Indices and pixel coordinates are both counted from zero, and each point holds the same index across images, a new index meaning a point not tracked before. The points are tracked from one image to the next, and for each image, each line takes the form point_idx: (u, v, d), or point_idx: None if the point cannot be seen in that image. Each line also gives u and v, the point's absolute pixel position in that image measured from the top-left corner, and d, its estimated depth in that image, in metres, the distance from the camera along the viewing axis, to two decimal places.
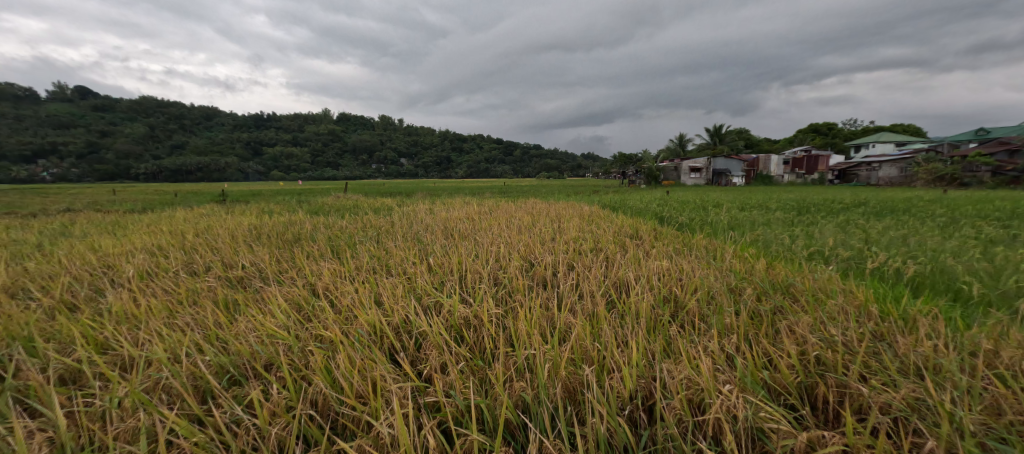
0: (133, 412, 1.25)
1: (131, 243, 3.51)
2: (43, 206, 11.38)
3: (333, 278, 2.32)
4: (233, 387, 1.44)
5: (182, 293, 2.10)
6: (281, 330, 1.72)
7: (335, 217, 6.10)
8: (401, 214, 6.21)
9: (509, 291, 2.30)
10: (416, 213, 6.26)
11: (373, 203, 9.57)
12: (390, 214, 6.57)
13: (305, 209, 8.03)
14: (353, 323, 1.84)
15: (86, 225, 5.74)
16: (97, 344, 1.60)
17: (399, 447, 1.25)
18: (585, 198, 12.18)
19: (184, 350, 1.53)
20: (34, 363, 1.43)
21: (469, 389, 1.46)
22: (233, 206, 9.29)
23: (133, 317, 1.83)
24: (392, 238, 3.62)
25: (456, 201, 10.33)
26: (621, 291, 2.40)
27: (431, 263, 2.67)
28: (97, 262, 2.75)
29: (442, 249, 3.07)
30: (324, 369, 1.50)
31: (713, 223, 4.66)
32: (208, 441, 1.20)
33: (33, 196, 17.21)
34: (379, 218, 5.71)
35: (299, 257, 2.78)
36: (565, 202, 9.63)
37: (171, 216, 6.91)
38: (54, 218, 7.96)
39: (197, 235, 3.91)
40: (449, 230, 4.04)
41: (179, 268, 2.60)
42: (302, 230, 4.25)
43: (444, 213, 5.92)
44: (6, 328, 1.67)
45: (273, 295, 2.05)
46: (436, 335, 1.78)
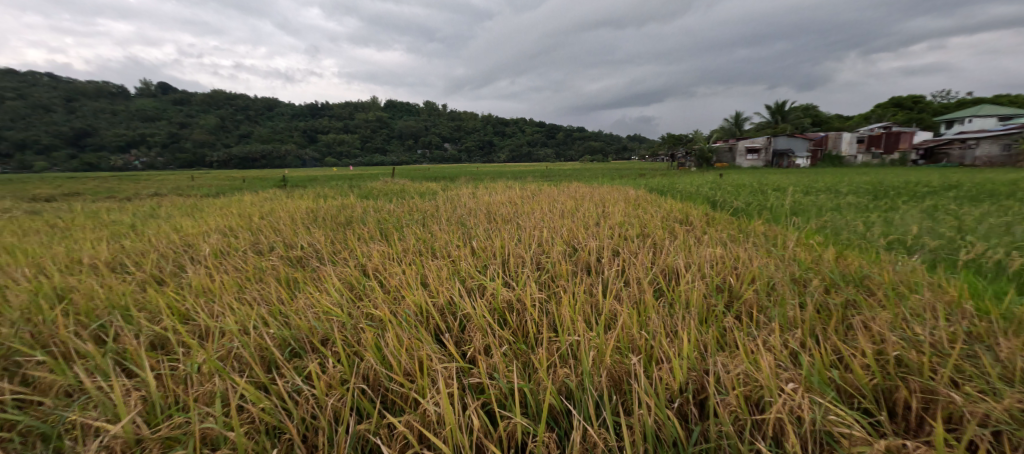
0: (210, 377, 1.40)
1: (206, 225, 3.85)
2: (137, 191, 12.84)
3: (382, 259, 2.39)
4: (294, 359, 1.56)
5: (248, 271, 2.26)
6: (336, 307, 1.81)
7: (383, 201, 6.34)
8: (446, 198, 6.37)
9: (552, 275, 2.25)
10: (460, 197, 6.40)
11: (418, 188, 9.84)
12: (435, 198, 6.71)
13: (357, 193, 8.44)
14: (401, 303, 1.89)
15: (170, 208, 6.43)
16: (180, 314, 1.78)
17: (445, 424, 1.33)
18: (630, 182, 11.75)
19: (251, 323, 1.67)
20: (130, 329, 1.63)
21: (512, 373, 1.50)
22: (291, 192, 9.83)
23: (209, 290, 2.02)
24: (437, 222, 3.71)
25: (500, 185, 10.40)
26: (670, 279, 2.28)
27: (475, 245, 2.70)
28: (180, 242, 3.06)
29: (485, 233, 3.07)
30: (374, 346, 1.59)
31: (773, 208, 4.30)
32: (273, 408, 1.34)
33: (130, 181, 19.84)
34: (424, 202, 5.83)
35: (351, 239, 2.92)
36: (608, 186, 9.30)
37: (238, 200, 7.53)
38: (145, 201, 9.03)
39: (262, 218, 4.22)
40: (492, 214, 4.06)
41: (247, 247, 2.83)
42: (353, 213, 4.46)
43: (488, 197, 5.99)
44: (108, 298, 1.90)
45: (328, 274, 2.15)
46: (479, 317, 1.81)
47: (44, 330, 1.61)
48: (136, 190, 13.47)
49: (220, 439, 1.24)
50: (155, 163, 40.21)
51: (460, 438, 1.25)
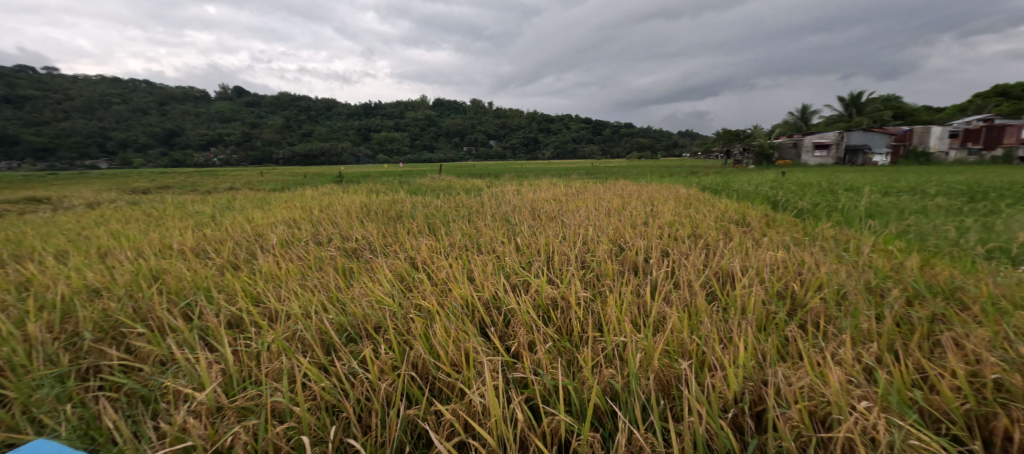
0: (278, 356, 1.53)
1: (274, 216, 4.19)
2: (215, 185, 14.28)
3: (430, 253, 2.47)
4: (350, 343, 1.66)
5: (309, 260, 2.43)
6: (388, 297, 1.89)
7: (431, 196, 6.55)
8: (490, 195, 6.45)
9: (597, 274, 2.21)
10: (504, 194, 6.45)
11: (463, 185, 10.05)
12: (480, 194, 6.82)
13: (406, 189, 8.79)
14: (448, 295, 1.94)
15: (243, 201, 7.08)
16: (252, 297, 1.96)
17: (490, 416, 1.35)
18: (679, 180, 11.22)
19: (313, 308, 1.80)
20: (211, 308, 1.81)
21: (557, 370, 1.49)
22: (346, 187, 10.45)
23: (276, 276, 2.19)
24: (483, 218, 3.77)
25: (544, 182, 10.34)
26: (724, 282, 2.15)
27: (520, 242, 2.71)
28: (252, 231, 3.35)
29: (529, 230, 3.08)
30: (423, 336, 1.65)
31: (845, 210, 3.92)
32: (332, 388, 1.44)
33: (208, 177, 22.10)
34: (470, 198, 5.95)
35: (401, 233, 3.05)
36: (656, 184, 8.95)
37: (300, 194, 8.12)
38: (222, 194, 10.00)
39: (321, 211, 4.52)
40: (536, 211, 4.06)
41: (309, 238, 3.04)
42: (403, 208, 4.64)
43: (532, 194, 5.98)
44: (193, 280, 2.12)
45: (380, 265, 2.25)
46: (524, 313, 1.82)
47: (144, 305, 1.84)
48: (214, 184, 14.98)
49: (285, 413, 1.35)
50: (226, 161, 44.33)
51: (505, 430, 1.26)
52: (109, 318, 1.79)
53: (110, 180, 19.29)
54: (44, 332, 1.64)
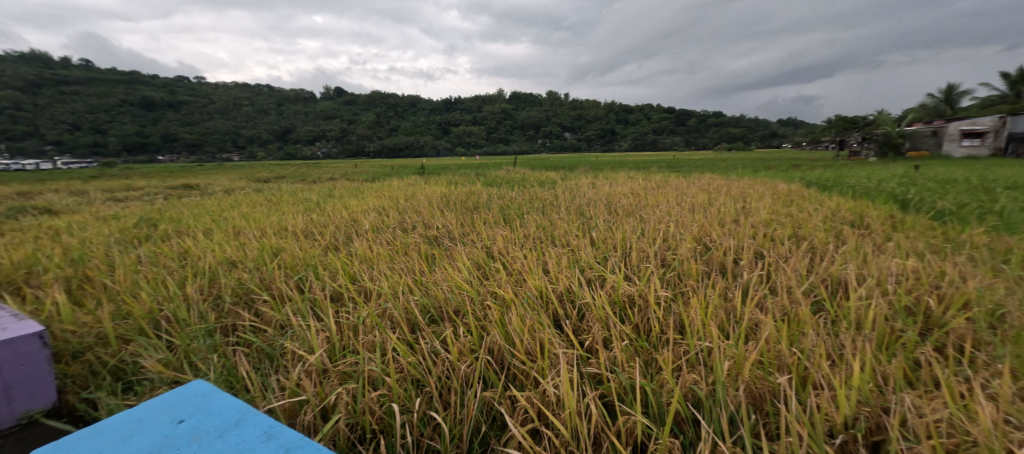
0: (371, 329, 1.69)
1: (368, 204, 4.63)
2: (317, 176, 16.23)
3: (506, 243, 2.53)
4: (432, 324, 1.77)
5: (397, 245, 2.64)
6: (467, 283, 1.98)
7: (505, 188, 6.70)
8: (564, 188, 6.40)
9: (679, 274, 2.08)
10: (578, 187, 6.36)
11: (536, 177, 10.12)
12: (553, 187, 6.79)
13: (481, 181, 9.11)
14: (523, 285, 1.98)
15: (341, 190, 7.94)
16: (350, 275, 2.18)
17: (564, 408, 1.35)
18: (773, 175, 10.02)
19: (400, 289, 1.96)
20: (317, 282, 2.06)
21: (634, 370, 1.44)
22: (426, 178, 11.15)
23: (369, 258, 2.42)
24: (557, 211, 3.75)
25: (618, 176, 9.95)
26: (834, 291, 1.89)
27: (595, 236, 2.66)
28: (349, 217, 3.74)
29: (605, 224, 3.00)
30: (499, 322, 1.70)
31: (1008, 214, 3.17)
32: (417, 364, 1.56)
33: (311, 168, 25.33)
34: (543, 191, 5.97)
35: (478, 223, 3.17)
36: (747, 179, 8.11)
37: (387, 184, 8.85)
38: (323, 184, 11.34)
39: (407, 201, 4.87)
40: (612, 206, 3.93)
41: (396, 225, 3.31)
42: (480, 199, 4.81)
43: (607, 188, 5.81)
44: (305, 257, 2.44)
45: (459, 253, 2.36)
46: (599, 308, 1.78)
47: (267, 277, 2.16)
48: (316, 175, 17.03)
49: (377, 381, 1.49)
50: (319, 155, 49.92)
51: (579, 423, 1.25)
52: (242, 286, 2.13)
53: (236, 171, 22.91)
54: (198, 293, 2.01)
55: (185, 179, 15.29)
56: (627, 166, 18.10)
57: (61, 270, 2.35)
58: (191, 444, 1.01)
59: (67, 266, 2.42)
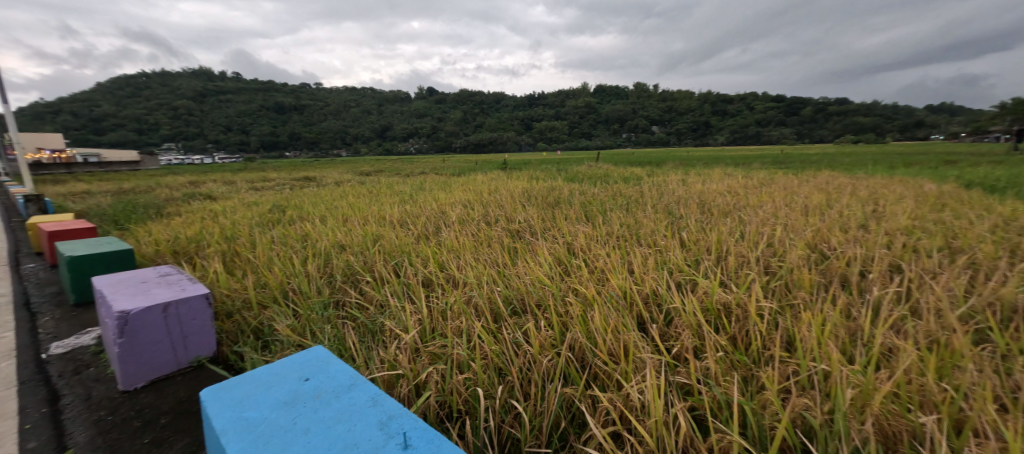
0: (458, 315, 1.80)
1: (455, 197, 4.92)
2: (409, 170, 17.72)
3: (587, 240, 2.50)
4: (514, 316, 1.82)
5: (481, 237, 2.77)
6: (548, 278, 2.00)
7: (586, 184, 6.60)
8: (649, 185, 6.10)
9: (787, 284, 1.85)
10: (666, 184, 6.01)
11: (619, 173, 9.77)
12: (637, 184, 6.47)
13: (562, 177, 9.09)
14: (606, 284, 1.93)
15: (430, 183, 8.56)
16: (439, 263, 2.34)
17: (649, 416, 1.28)
18: (917, 173, 8.29)
19: (485, 280, 2.04)
20: (411, 268, 2.25)
21: (730, 385, 1.31)
22: (508, 173, 11.48)
23: (455, 247, 2.58)
24: (642, 209, 3.58)
25: (711, 172, 9.11)
26: (1006, 320, 1.51)
27: (685, 237, 2.48)
28: (437, 209, 4.01)
29: (698, 225, 2.79)
30: (581, 320, 1.68)
31: None
32: (500, 352, 1.61)
33: (403, 163, 27.83)
34: (627, 187, 5.75)
35: (559, 219, 3.17)
36: (879, 178, 6.84)
37: (471, 179, 9.32)
38: (414, 177, 12.35)
39: (490, 195, 5.07)
40: (705, 205, 3.63)
41: (481, 218, 3.46)
42: (561, 195, 4.81)
43: (698, 186, 5.39)
44: (401, 244, 2.68)
45: (540, 248, 2.39)
46: (690, 314, 1.66)
47: (370, 261, 2.43)
48: (408, 169, 18.63)
49: (463, 365, 1.57)
50: None
51: (667, 435, 1.18)
52: (350, 267, 2.42)
53: (343, 165, 26.15)
54: (316, 271, 2.33)
55: (302, 172, 17.77)
56: (720, 161, 16.41)
57: (219, 245, 2.90)
58: (315, 400, 1.18)
59: (223, 242, 2.98)
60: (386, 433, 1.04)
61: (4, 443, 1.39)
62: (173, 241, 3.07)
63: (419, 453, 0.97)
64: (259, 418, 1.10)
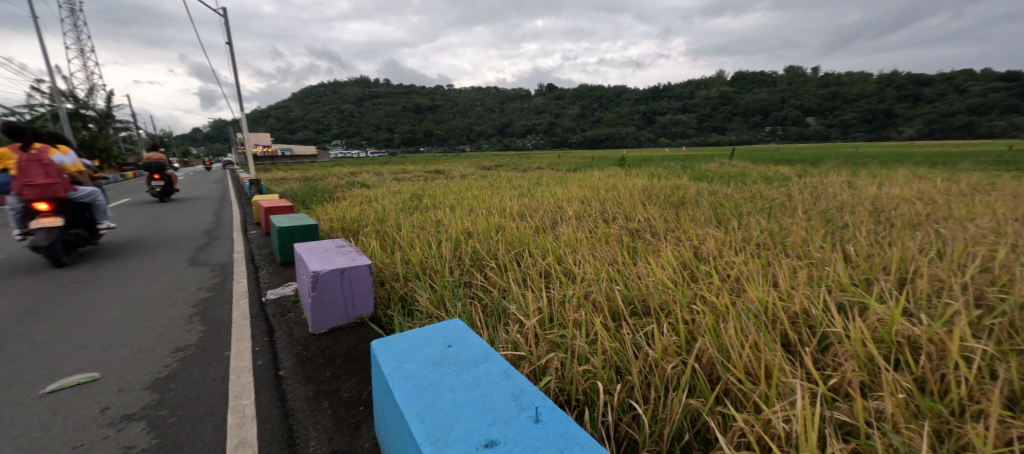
0: (577, 308, 1.84)
1: (571, 192, 4.97)
2: (526, 165, 18.38)
3: (718, 246, 2.29)
4: (635, 317, 1.78)
5: (599, 233, 2.77)
6: (672, 282, 1.91)
7: (718, 184, 5.97)
8: (800, 186, 5.22)
9: (1012, 325, 1.41)
10: (823, 186, 5.06)
11: (760, 172, 8.52)
12: (783, 186, 5.58)
13: (688, 175, 8.36)
14: (742, 295, 1.75)
15: (545, 178, 8.77)
16: (557, 256, 2.43)
17: (795, 448, 1.13)
18: None
19: (603, 277, 2.05)
20: (530, 260, 2.39)
21: (917, 435, 1.06)
22: (627, 170, 10.97)
23: (572, 241, 2.63)
24: (791, 214, 3.11)
25: (892, 174, 7.28)
26: None
27: (849, 251, 2.09)
28: (554, 203, 4.12)
29: (868, 237, 2.32)
30: (712, 330, 1.55)
31: None
32: (619, 351, 1.60)
33: (514, 159, 29.02)
34: (770, 188, 5.03)
35: (685, 220, 2.97)
36: None
37: (588, 175, 9.23)
38: (529, 172, 12.75)
39: (607, 191, 4.99)
40: (881, 214, 2.98)
41: (598, 215, 3.45)
42: (687, 195, 4.46)
43: (871, 189, 4.41)
44: (520, 235, 2.85)
45: (663, 250, 2.28)
46: (857, 342, 1.39)
47: (494, 249, 2.65)
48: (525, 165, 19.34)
49: (582, 357, 1.60)
50: None
51: None
52: (476, 252, 2.68)
53: (465, 160, 28.50)
54: (449, 254, 2.64)
55: (432, 165, 19.92)
56: (905, 160, 12.92)
57: (374, 225, 3.49)
58: (457, 365, 1.35)
59: (377, 222, 3.58)
60: (519, 405, 1.13)
61: (245, 358, 2.05)
62: (342, 220, 3.80)
63: (549, 429, 1.03)
64: (416, 371, 1.31)
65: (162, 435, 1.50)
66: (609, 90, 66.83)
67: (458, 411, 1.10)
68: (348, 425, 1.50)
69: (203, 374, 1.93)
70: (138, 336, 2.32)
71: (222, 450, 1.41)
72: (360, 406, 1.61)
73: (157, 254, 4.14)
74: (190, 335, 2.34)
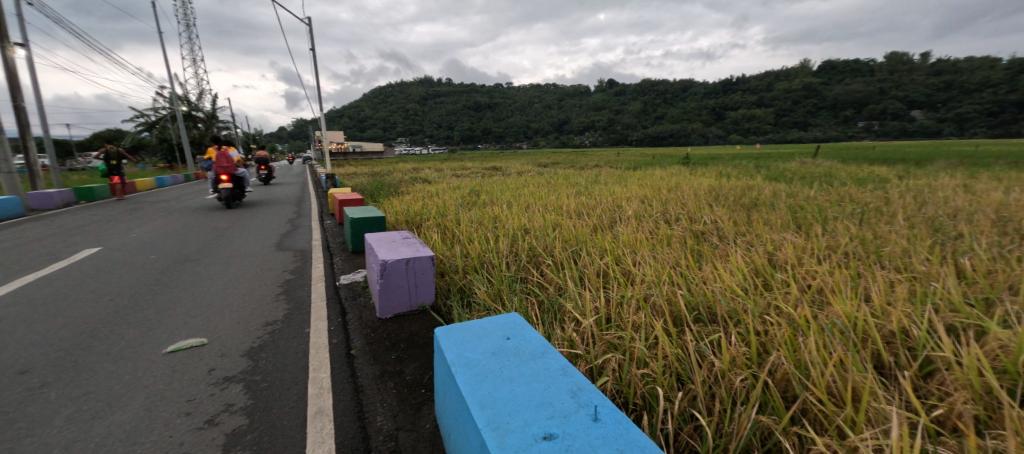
0: (636, 311, 1.80)
1: (630, 191, 4.83)
2: (584, 163, 18.03)
3: (797, 253, 2.11)
4: (699, 323, 1.70)
5: (660, 234, 2.68)
6: (743, 290, 1.80)
7: (798, 185, 5.43)
8: (901, 189, 4.58)
9: None
10: (932, 190, 4.40)
11: (852, 173, 7.58)
12: (880, 188, 4.93)
13: (762, 175, 7.69)
14: (826, 309, 1.59)
15: (603, 176, 8.57)
16: (615, 256, 2.39)
17: None
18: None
19: (665, 279, 1.98)
20: (588, 259, 2.38)
21: None
22: (693, 169, 10.37)
23: (631, 241, 2.57)
24: (888, 221, 2.76)
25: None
26: None
27: (965, 266, 1.82)
28: (613, 202, 4.03)
29: (990, 251, 1.99)
30: (788, 343, 1.43)
31: None
32: (680, 357, 1.53)
33: (568, 155, 28.67)
34: (863, 191, 4.48)
35: (758, 224, 2.76)
36: None
37: (649, 174, 8.87)
38: (586, 170, 12.54)
39: (669, 191, 4.78)
40: (1009, 224, 2.54)
41: (659, 215, 3.33)
42: (761, 196, 4.13)
43: (998, 194, 3.75)
44: (577, 233, 2.83)
45: (733, 255, 2.16)
46: (971, 371, 1.21)
47: (550, 247, 2.67)
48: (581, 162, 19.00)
49: (640, 361, 1.56)
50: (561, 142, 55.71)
51: None
52: (533, 249, 2.72)
53: (519, 156, 28.67)
54: (506, 249, 2.70)
55: (488, 162, 20.35)
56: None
57: (435, 219, 3.67)
58: (516, 357, 1.39)
59: (437, 217, 3.76)
60: (577, 402, 1.14)
61: (322, 336, 2.27)
62: (406, 213, 4.04)
63: (608, 429, 1.03)
64: (477, 360, 1.37)
65: (256, 398, 1.72)
66: (669, 82, 63.44)
67: (517, 401, 1.14)
68: (411, 405, 1.61)
69: (287, 347, 2.18)
70: (236, 310, 2.67)
71: (303, 416, 1.58)
72: (421, 389, 1.72)
73: (250, 238, 4.72)
74: (277, 311, 2.64)
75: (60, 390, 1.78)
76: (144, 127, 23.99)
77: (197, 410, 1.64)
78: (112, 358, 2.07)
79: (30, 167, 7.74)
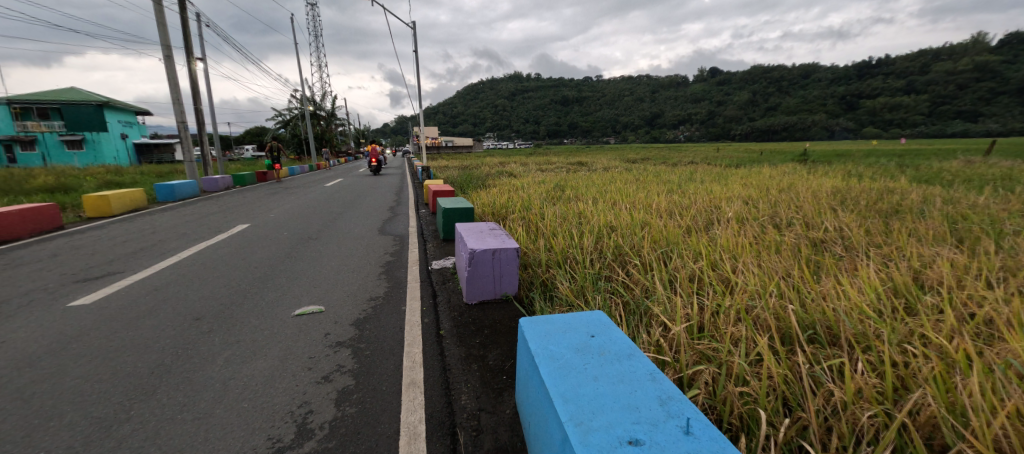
0: (734, 322, 1.67)
1: (731, 191, 4.39)
2: (678, 159, 16.72)
3: (954, 274, 1.75)
4: (814, 345, 1.51)
5: (766, 240, 2.43)
6: (875, 313, 1.55)
7: (966, 190, 4.37)
8: None
9: None
10: None
11: None
12: None
13: (912, 177, 6.32)
14: (995, 345, 1.30)
15: (700, 174, 7.90)
16: (711, 261, 2.23)
17: None
18: None
19: (772, 292, 1.80)
20: (679, 261, 2.26)
21: None
22: (815, 168, 8.95)
23: (730, 246, 2.38)
24: None
25: None
26: None
27: None
28: (712, 202, 3.74)
29: None
30: (936, 381, 1.20)
31: None
32: (787, 378, 1.39)
33: (658, 150, 26.87)
34: None
35: (900, 235, 2.33)
36: None
37: (757, 172, 7.91)
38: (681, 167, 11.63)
39: (780, 192, 4.24)
40: None
41: (766, 218, 2.99)
42: (906, 202, 3.43)
43: None
44: (667, 234, 2.70)
45: (863, 270, 1.87)
46: None
47: (637, 247, 2.59)
48: (674, 158, 17.66)
49: (739, 377, 1.45)
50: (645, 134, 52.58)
51: None
52: (619, 247, 2.66)
53: (604, 151, 27.72)
54: (591, 247, 2.69)
55: (573, 157, 20.06)
56: None
57: (520, 212, 3.78)
58: (601, 357, 1.40)
59: (522, 210, 3.87)
60: (666, 411, 1.10)
61: (415, 315, 2.51)
62: (492, 206, 4.24)
63: (700, 444, 0.98)
64: (562, 354, 1.41)
65: (361, 362, 2.00)
66: (791, 69, 54.84)
67: (602, 400, 1.15)
68: (493, 389, 1.72)
69: (386, 321, 2.47)
70: (346, 284, 3.10)
71: (398, 385, 1.79)
72: (503, 375, 1.82)
73: (357, 222, 5.39)
74: (378, 289, 2.99)
75: (223, 336, 2.27)
76: (279, 124, 28.53)
77: (316, 366, 1.96)
78: (257, 315, 2.57)
79: (204, 157, 9.80)
